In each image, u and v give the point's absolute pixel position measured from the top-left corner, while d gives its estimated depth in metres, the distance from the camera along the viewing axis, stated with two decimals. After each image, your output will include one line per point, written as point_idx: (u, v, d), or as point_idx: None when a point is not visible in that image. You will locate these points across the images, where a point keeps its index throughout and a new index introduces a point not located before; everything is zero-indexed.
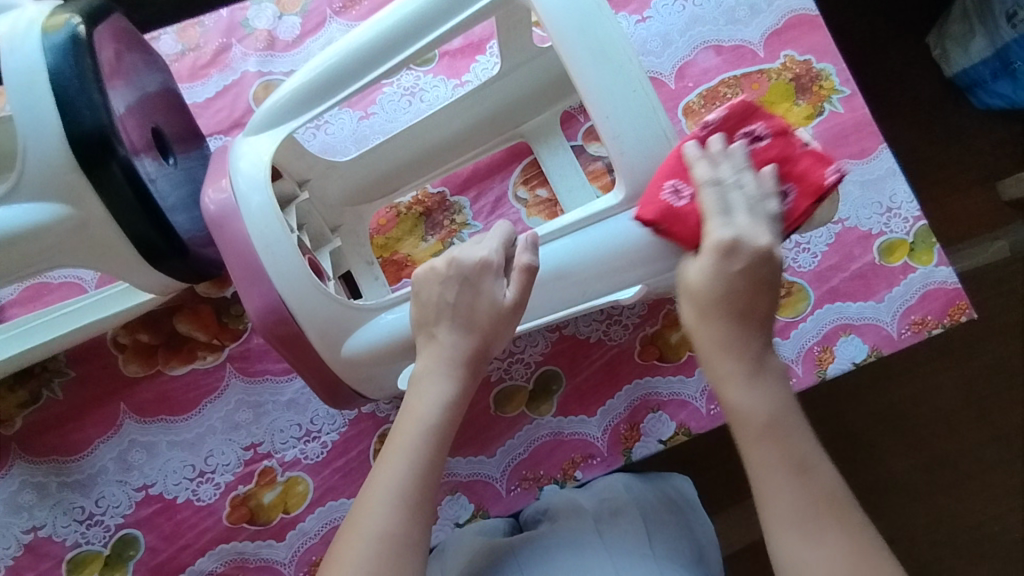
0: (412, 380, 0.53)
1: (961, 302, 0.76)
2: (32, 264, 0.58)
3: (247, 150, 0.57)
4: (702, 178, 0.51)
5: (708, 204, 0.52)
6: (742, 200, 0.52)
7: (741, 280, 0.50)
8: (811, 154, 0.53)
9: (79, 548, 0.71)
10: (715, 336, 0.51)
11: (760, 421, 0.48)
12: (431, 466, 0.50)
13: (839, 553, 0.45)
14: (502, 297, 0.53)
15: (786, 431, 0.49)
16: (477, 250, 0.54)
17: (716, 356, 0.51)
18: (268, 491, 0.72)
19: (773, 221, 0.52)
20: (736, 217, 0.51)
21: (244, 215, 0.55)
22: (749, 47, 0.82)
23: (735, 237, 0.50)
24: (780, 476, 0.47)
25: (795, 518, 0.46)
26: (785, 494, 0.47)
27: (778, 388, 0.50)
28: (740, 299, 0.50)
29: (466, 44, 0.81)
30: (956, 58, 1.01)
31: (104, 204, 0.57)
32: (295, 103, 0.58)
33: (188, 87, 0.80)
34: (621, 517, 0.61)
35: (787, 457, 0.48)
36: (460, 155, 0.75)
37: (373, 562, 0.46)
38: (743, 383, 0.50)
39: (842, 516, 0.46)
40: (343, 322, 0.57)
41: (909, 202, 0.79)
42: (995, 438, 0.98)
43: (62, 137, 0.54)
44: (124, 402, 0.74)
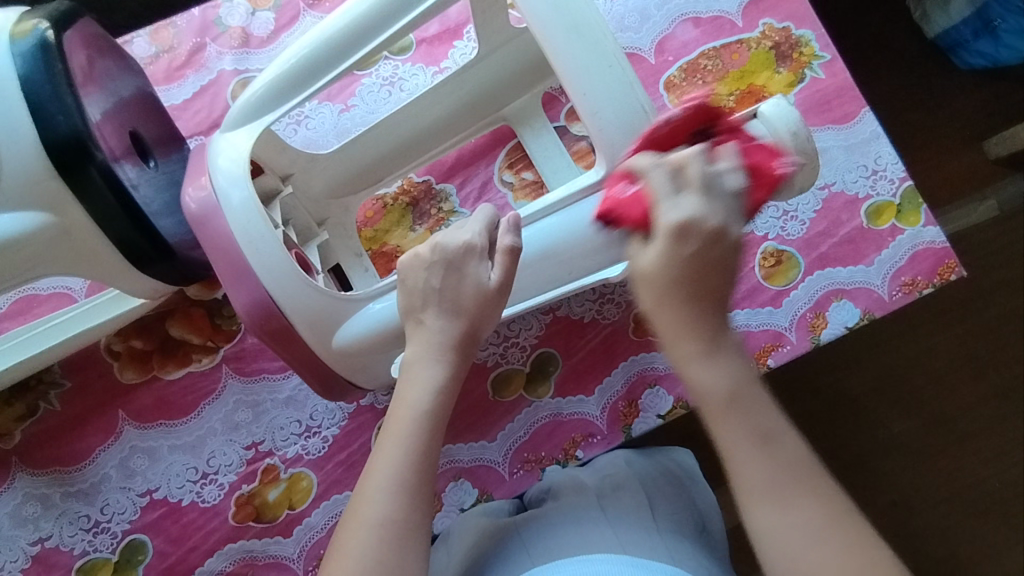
0: (402, 368, 0.53)
1: (950, 261, 0.76)
2: (14, 277, 0.57)
3: (225, 147, 0.57)
4: (644, 165, 0.47)
5: (654, 189, 0.46)
6: (696, 178, 0.45)
7: (697, 264, 0.44)
8: (762, 147, 0.50)
9: (87, 556, 0.71)
10: (672, 320, 0.46)
11: (722, 397, 0.45)
12: (426, 450, 0.50)
13: (815, 523, 0.42)
14: (487, 280, 0.53)
15: (750, 404, 0.45)
16: (461, 234, 0.54)
17: (674, 338, 0.46)
18: (272, 489, 0.72)
19: (729, 202, 0.45)
20: (691, 196, 0.44)
21: (225, 210, 0.55)
22: (727, 18, 0.81)
23: (688, 218, 0.44)
24: (746, 449, 0.44)
25: (766, 489, 0.43)
26: (755, 467, 0.43)
27: (738, 364, 0.46)
28: (699, 282, 0.45)
29: (443, 30, 0.81)
30: (937, 18, 1.01)
31: (87, 211, 0.56)
32: (271, 96, 0.57)
33: (165, 89, 0.79)
34: (623, 492, 0.61)
35: (751, 430, 0.44)
36: (443, 142, 0.75)
37: (376, 547, 0.46)
38: (703, 363, 0.46)
39: (815, 485, 0.43)
40: (333, 313, 0.57)
41: (894, 164, 0.79)
42: (992, 396, 0.99)
43: (38, 144, 0.53)
44: (122, 409, 0.74)
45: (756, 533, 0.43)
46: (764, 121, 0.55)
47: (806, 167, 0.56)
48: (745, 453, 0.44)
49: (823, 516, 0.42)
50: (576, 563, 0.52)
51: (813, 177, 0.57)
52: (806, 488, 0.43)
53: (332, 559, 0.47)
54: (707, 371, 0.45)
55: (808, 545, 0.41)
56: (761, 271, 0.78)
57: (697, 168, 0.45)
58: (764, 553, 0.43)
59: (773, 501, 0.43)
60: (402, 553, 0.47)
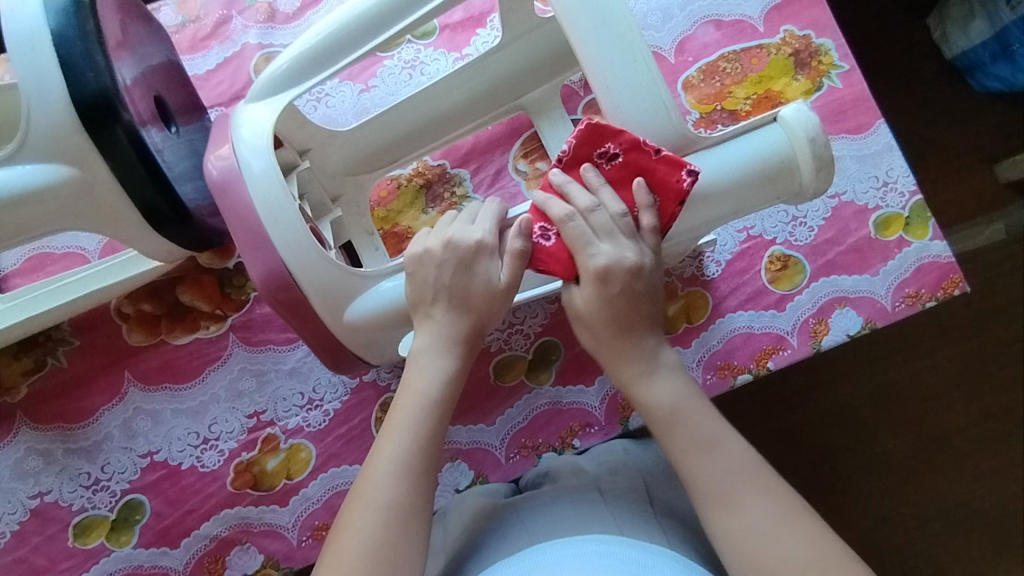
0: (411, 356, 0.55)
1: (955, 276, 0.77)
2: (32, 230, 0.57)
3: (247, 119, 0.57)
4: (561, 216, 0.53)
5: (574, 239, 0.53)
6: (605, 224, 0.53)
7: (622, 301, 0.54)
8: (664, 160, 0.52)
9: (85, 512, 0.72)
10: (617, 349, 0.55)
11: (663, 413, 0.53)
12: (432, 437, 0.52)
13: (760, 519, 0.48)
14: (497, 279, 0.54)
15: (688, 416, 0.53)
16: (474, 231, 0.55)
17: (622, 364, 0.55)
18: (271, 458, 0.73)
19: (637, 238, 0.54)
20: (604, 242, 0.53)
21: (245, 177, 0.56)
22: (749, 22, 0.82)
23: (608, 263, 0.52)
24: (691, 459, 0.51)
25: (714, 490, 0.50)
26: (700, 468, 0.51)
27: (676, 382, 0.55)
28: (629, 318, 0.54)
29: (467, 18, 0.82)
30: (956, 40, 1.01)
31: (110, 170, 0.56)
32: (294, 73, 0.58)
33: (189, 58, 0.80)
34: (620, 477, 0.63)
35: (692, 437, 0.52)
36: (458, 128, 0.75)
37: (384, 529, 0.47)
38: (648, 382, 0.55)
39: (755, 484, 0.50)
40: (346, 286, 0.57)
41: (905, 176, 0.80)
42: (986, 418, 1.00)
43: (67, 99, 0.53)
44: (128, 370, 0.75)
45: (714, 531, 0.49)
46: (783, 124, 0.55)
47: (821, 173, 0.55)
48: (685, 460, 0.52)
49: (767, 512, 0.48)
50: (575, 543, 0.53)
51: (827, 183, 0.56)
52: (747, 487, 0.49)
53: (338, 534, 0.48)
54: (649, 395, 0.54)
55: (759, 541, 0.47)
56: (768, 274, 0.79)
57: (602, 214, 0.53)
58: (723, 554, 0.49)
59: (721, 503, 0.49)
60: (409, 517, 0.48)
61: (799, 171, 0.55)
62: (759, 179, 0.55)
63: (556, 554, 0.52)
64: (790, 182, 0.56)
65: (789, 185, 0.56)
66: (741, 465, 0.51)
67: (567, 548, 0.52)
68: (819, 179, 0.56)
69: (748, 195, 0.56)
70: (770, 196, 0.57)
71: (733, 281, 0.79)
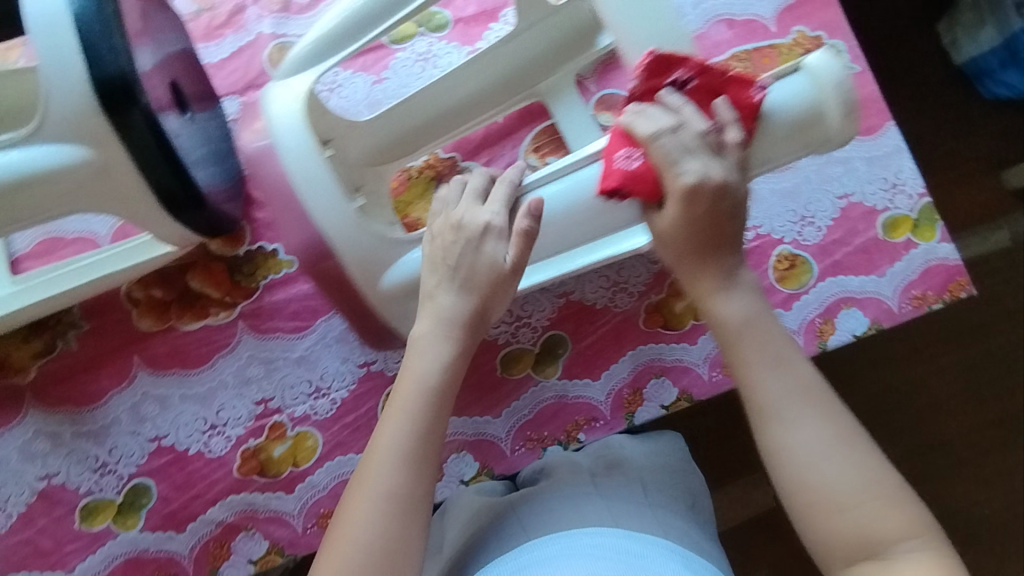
0: (412, 340, 0.55)
1: (961, 278, 0.77)
2: (49, 210, 0.57)
3: (278, 96, 0.57)
4: (649, 132, 0.50)
5: (661, 157, 0.51)
6: (692, 141, 0.51)
7: (705, 220, 0.51)
8: (734, 79, 0.53)
9: (92, 495, 0.72)
10: (692, 265, 0.53)
11: (735, 325, 0.52)
12: (431, 426, 0.51)
13: (820, 441, 0.48)
14: (503, 260, 0.55)
15: (759, 331, 0.52)
16: (477, 210, 0.56)
17: (694, 278, 0.54)
18: (278, 445, 0.73)
19: (727, 151, 0.52)
20: (694, 158, 0.50)
21: (280, 151, 0.56)
22: (761, 22, 0.82)
23: (698, 179, 0.50)
24: (758, 372, 0.50)
25: (778, 406, 0.49)
26: (767, 384, 0.50)
27: (750, 297, 0.53)
28: (709, 233, 0.52)
29: (480, 12, 0.82)
30: (966, 47, 1.02)
31: (127, 153, 0.56)
32: (318, 52, 0.58)
33: (203, 46, 0.80)
34: (616, 470, 0.65)
35: (762, 352, 0.51)
36: (472, 120, 0.75)
37: (384, 519, 0.48)
38: (722, 296, 0.53)
39: (818, 406, 0.49)
40: (380, 253, 0.58)
41: (914, 179, 0.80)
42: (987, 424, 1.00)
43: (86, 81, 0.53)
44: (137, 355, 0.75)
45: (764, 448, 0.50)
46: (808, 72, 0.54)
47: (849, 119, 0.53)
48: (749, 377, 0.51)
49: (828, 435, 0.48)
50: (570, 538, 0.55)
51: (854, 131, 0.54)
52: (812, 408, 0.49)
53: (337, 525, 0.49)
54: (722, 309, 0.52)
55: (810, 464, 0.48)
56: (775, 273, 0.79)
57: (688, 128, 0.51)
58: (776, 470, 0.49)
59: (782, 423, 0.49)
60: (410, 509, 0.49)
61: (824, 119, 0.54)
62: (787, 128, 0.54)
63: (551, 550, 0.54)
64: (816, 132, 0.54)
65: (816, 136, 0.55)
66: (805, 390, 0.50)
67: (561, 542, 0.54)
68: (844, 126, 0.54)
69: (775, 147, 0.54)
70: (798, 146, 0.55)
71: None
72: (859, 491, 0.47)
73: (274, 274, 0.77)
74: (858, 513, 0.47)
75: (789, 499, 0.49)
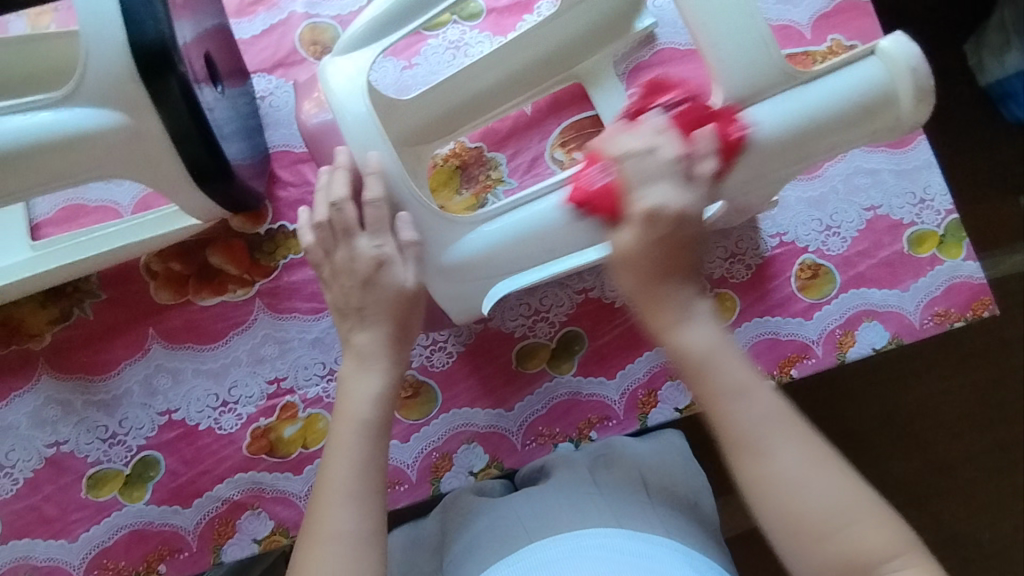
0: (340, 382, 0.58)
1: (985, 297, 0.76)
2: (78, 174, 0.57)
3: (337, 69, 0.57)
4: (621, 151, 0.52)
5: (630, 176, 0.51)
6: (662, 167, 0.50)
7: (668, 246, 0.50)
8: (720, 111, 0.54)
9: (99, 465, 0.72)
10: (656, 292, 0.50)
11: (699, 356, 0.49)
12: (369, 461, 0.54)
13: (794, 466, 0.47)
14: (405, 281, 0.58)
15: (720, 360, 0.49)
16: (364, 246, 0.58)
17: (654, 306, 0.50)
18: (288, 426, 0.73)
19: (696, 181, 0.51)
20: (656, 183, 0.50)
21: (342, 126, 0.56)
22: (796, 28, 0.82)
23: (657, 205, 0.49)
24: (727, 403, 0.48)
25: (749, 436, 0.48)
26: (734, 414, 0.48)
27: (713, 323, 0.51)
28: (672, 260, 0.50)
29: (514, 3, 0.81)
30: (991, 68, 1.01)
31: (161, 121, 0.56)
32: (373, 31, 0.58)
33: (235, 22, 0.80)
34: (615, 466, 0.65)
35: (724, 382, 0.49)
36: (512, 99, 0.75)
37: (337, 560, 0.50)
38: (685, 324, 0.50)
39: (787, 429, 0.48)
40: (434, 232, 0.59)
41: (943, 195, 0.79)
42: (997, 448, 0.99)
43: (125, 46, 0.53)
44: (153, 327, 0.75)
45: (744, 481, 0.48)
46: (882, 56, 0.55)
47: (921, 105, 0.55)
48: (723, 409, 0.48)
49: (801, 458, 0.47)
50: (574, 538, 0.55)
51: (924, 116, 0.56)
52: (781, 433, 0.47)
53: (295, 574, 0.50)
54: (684, 339, 0.50)
55: (793, 492, 0.46)
56: (797, 281, 0.78)
57: (662, 153, 0.51)
58: (754, 501, 0.48)
59: (756, 456, 0.47)
60: (364, 545, 0.51)
61: (896, 103, 0.55)
62: (855, 115, 0.55)
63: (550, 555, 0.54)
64: (887, 116, 0.55)
65: (886, 121, 0.56)
66: (782, 412, 0.48)
67: (558, 546, 0.54)
68: (917, 111, 0.55)
69: (846, 130, 0.55)
70: (867, 131, 0.56)
71: (763, 286, 0.78)
72: (844, 510, 0.46)
73: (294, 254, 0.76)
74: (846, 534, 0.46)
75: (779, 531, 0.47)
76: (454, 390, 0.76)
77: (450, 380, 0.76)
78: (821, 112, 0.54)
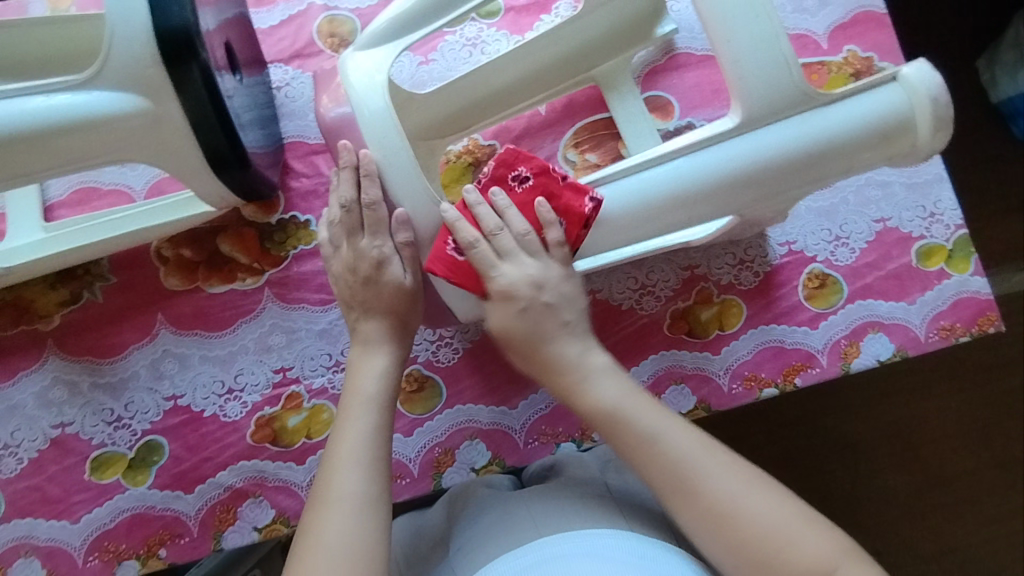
0: (351, 365, 0.61)
1: (991, 313, 0.77)
2: (97, 156, 0.57)
3: (357, 65, 0.57)
4: (470, 240, 0.55)
5: (479, 261, 0.56)
6: (511, 244, 0.57)
7: (528, 318, 0.58)
8: (569, 186, 0.56)
9: (104, 448, 0.72)
10: (553, 358, 0.58)
11: (607, 413, 0.56)
12: (380, 429, 0.56)
13: (725, 485, 0.51)
14: (403, 279, 0.61)
15: (624, 416, 0.56)
16: (365, 246, 0.61)
17: (556, 372, 0.58)
18: (293, 416, 0.73)
19: (538, 258, 0.58)
20: (502, 262, 0.57)
21: (360, 121, 0.56)
22: (813, 38, 0.82)
23: (510, 282, 0.57)
24: (638, 450, 0.54)
25: (673, 473, 0.53)
26: (653, 457, 0.53)
27: (613, 380, 0.58)
28: (548, 331, 0.58)
29: (533, 3, 0.82)
30: (1003, 85, 1.01)
31: (181, 107, 0.57)
32: (397, 29, 0.58)
33: (254, 12, 0.80)
34: (624, 475, 0.68)
35: (635, 431, 0.55)
36: (526, 100, 0.76)
37: (345, 519, 0.50)
38: (593, 382, 0.57)
39: (709, 456, 0.53)
40: (446, 230, 0.58)
41: (953, 210, 0.79)
42: (995, 464, 0.99)
43: (150, 30, 0.53)
44: (161, 312, 0.75)
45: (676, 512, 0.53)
46: (902, 83, 0.55)
47: (938, 132, 0.55)
48: (645, 451, 0.54)
49: (727, 478, 0.52)
50: (585, 536, 0.55)
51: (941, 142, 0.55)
52: (702, 458, 0.53)
53: (303, 537, 0.51)
54: (594, 396, 0.57)
55: (718, 507, 0.51)
56: (804, 291, 0.78)
57: (504, 236, 0.57)
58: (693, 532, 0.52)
59: (679, 483, 0.52)
60: (372, 505, 0.52)
61: (913, 129, 0.55)
62: (867, 140, 0.54)
63: (566, 549, 0.54)
64: (903, 141, 0.55)
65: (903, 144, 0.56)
66: (700, 442, 0.54)
67: (575, 542, 0.54)
68: (934, 137, 0.55)
69: (860, 152, 0.55)
70: (882, 155, 0.56)
71: (770, 294, 0.78)
72: (769, 511, 0.50)
73: (304, 245, 0.77)
74: (775, 534, 0.49)
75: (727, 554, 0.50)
76: (459, 386, 0.76)
77: (455, 376, 0.77)
78: (839, 133, 0.54)
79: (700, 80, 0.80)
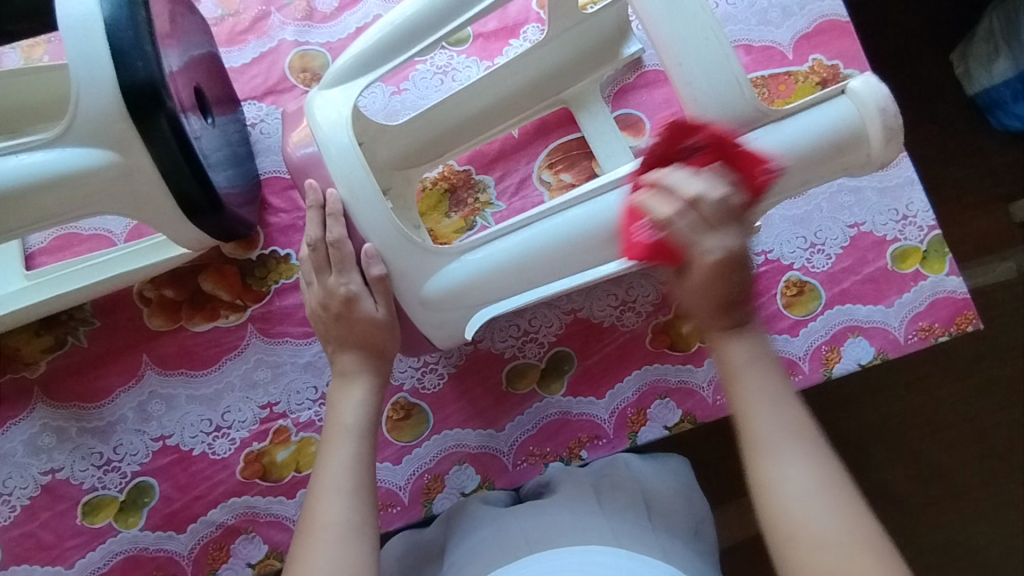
0: (331, 398, 0.61)
1: (968, 312, 0.78)
2: (70, 211, 0.58)
3: (321, 104, 0.58)
4: (666, 214, 0.48)
5: (682, 235, 0.47)
6: (711, 213, 0.47)
7: (717, 274, 0.47)
8: (745, 154, 0.50)
9: (95, 492, 0.73)
10: (694, 304, 0.50)
11: (740, 362, 0.49)
12: (365, 458, 0.57)
13: (814, 477, 0.45)
14: (376, 313, 0.60)
15: (759, 371, 0.49)
16: (333, 284, 0.61)
17: (705, 312, 0.50)
18: (281, 450, 0.74)
19: (733, 217, 0.48)
20: (714, 232, 0.47)
21: (325, 159, 0.57)
22: (779, 49, 0.83)
23: (724, 255, 0.47)
24: (753, 406, 0.48)
25: (772, 440, 0.47)
26: (760, 416, 0.48)
27: (758, 341, 0.51)
28: (727, 282, 0.48)
29: (501, 28, 0.83)
30: (979, 76, 1.02)
31: (151, 157, 0.57)
32: (357, 66, 0.59)
33: (225, 51, 0.81)
34: (620, 489, 0.66)
35: (764, 389, 0.49)
36: (495, 126, 0.77)
37: (334, 548, 0.51)
38: (733, 336, 0.50)
39: (807, 444, 0.47)
40: (421, 266, 0.59)
41: (925, 211, 0.80)
42: (986, 455, 1.00)
43: (115, 86, 0.54)
44: (146, 353, 0.76)
45: (755, 485, 0.47)
46: (851, 96, 0.56)
47: (890, 144, 0.56)
48: (745, 409, 0.48)
49: (817, 473, 0.45)
50: (575, 554, 0.55)
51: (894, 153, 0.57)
52: (800, 443, 0.46)
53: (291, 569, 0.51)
54: (727, 347, 0.50)
55: (805, 502, 0.44)
56: (783, 299, 0.79)
57: (708, 202, 0.47)
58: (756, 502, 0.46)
59: (774, 456, 0.46)
60: (360, 533, 0.52)
61: (867, 141, 0.56)
62: (823, 154, 0.55)
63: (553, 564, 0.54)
64: (858, 154, 0.56)
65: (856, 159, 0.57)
66: (804, 430, 0.47)
67: (568, 557, 0.55)
68: (885, 149, 0.56)
69: (816, 166, 0.56)
70: (836, 167, 0.57)
71: None
72: (843, 542, 0.43)
73: (285, 279, 0.77)
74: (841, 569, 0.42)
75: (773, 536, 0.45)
76: (445, 411, 0.77)
77: (442, 402, 0.77)
78: (794, 148, 0.55)
79: (670, 96, 0.81)
